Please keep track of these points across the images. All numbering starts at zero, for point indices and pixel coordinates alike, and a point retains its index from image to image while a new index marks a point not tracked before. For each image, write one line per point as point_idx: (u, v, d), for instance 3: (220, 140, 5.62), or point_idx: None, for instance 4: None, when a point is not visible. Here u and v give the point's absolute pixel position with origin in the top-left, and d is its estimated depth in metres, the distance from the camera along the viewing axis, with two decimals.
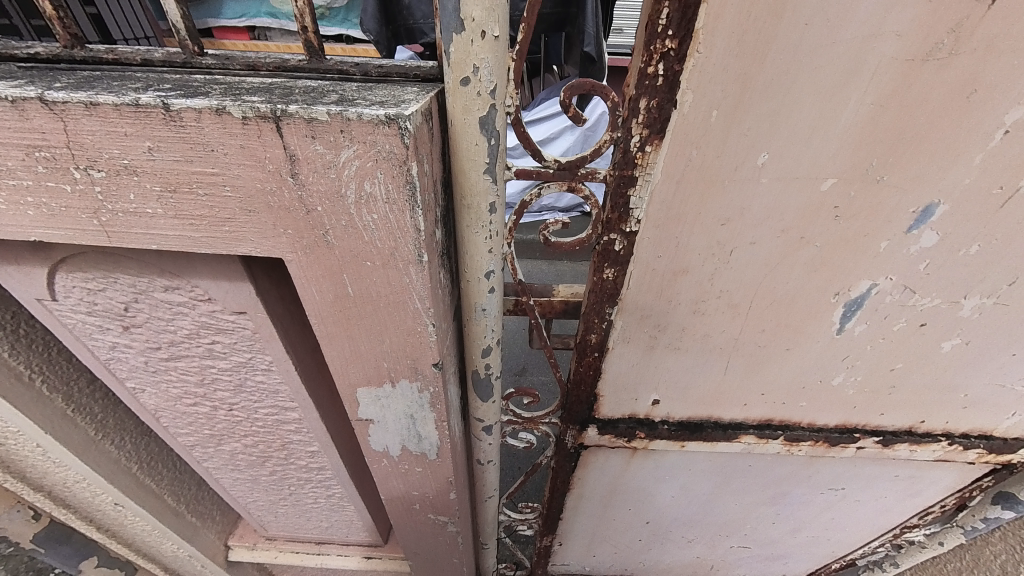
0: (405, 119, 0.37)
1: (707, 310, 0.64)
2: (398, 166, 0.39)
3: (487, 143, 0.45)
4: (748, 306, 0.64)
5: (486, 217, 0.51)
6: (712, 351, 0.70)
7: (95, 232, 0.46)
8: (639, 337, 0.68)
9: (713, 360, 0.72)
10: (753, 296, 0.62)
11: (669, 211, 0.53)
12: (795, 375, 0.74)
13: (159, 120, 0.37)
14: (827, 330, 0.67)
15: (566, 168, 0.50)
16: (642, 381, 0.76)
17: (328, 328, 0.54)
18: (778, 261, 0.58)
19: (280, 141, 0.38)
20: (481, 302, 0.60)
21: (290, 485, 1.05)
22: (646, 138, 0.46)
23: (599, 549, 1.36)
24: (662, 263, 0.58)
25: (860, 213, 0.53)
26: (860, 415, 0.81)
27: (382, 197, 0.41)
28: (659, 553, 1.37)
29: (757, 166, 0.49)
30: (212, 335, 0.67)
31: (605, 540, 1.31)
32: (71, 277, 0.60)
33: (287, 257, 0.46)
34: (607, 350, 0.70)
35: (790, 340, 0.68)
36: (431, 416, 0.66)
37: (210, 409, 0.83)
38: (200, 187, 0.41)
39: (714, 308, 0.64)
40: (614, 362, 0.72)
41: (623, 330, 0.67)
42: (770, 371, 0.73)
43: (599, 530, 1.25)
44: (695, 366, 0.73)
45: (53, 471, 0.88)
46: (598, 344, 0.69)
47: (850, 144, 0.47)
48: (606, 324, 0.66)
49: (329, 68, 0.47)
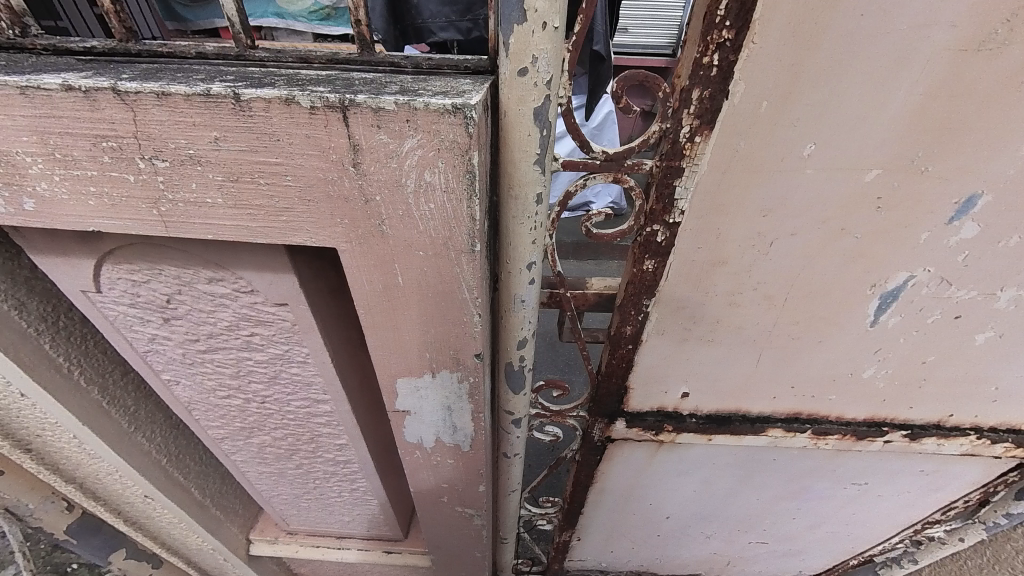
0: (471, 108, 0.37)
1: (743, 302, 0.64)
2: (460, 154, 0.40)
3: (540, 133, 0.46)
4: (784, 298, 0.64)
5: (532, 208, 0.52)
6: (745, 343, 0.71)
7: (153, 223, 0.47)
8: (673, 329, 0.69)
9: (745, 353, 0.72)
10: (789, 287, 0.63)
11: (712, 201, 0.53)
12: (825, 367, 0.74)
13: (228, 109, 0.38)
14: (861, 322, 0.67)
15: (613, 159, 0.50)
16: (672, 373, 0.76)
17: (374, 318, 0.55)
18: (816, 253, 0.58)
19: (344, 131, 0.39)
20: (521, 293, 0.61)
21: (315, 478, 1.06)
22: (696, 128, 0.47)
23: (616, 544, 1.36)
24: (700, 254, 0.59)
25: (901, 204, 0.53)
26: (888, 408, 0.81)
27: (441, 186, 0.42)
28: (676, 549, 1.37)
29: (802, 156, 0.50)
30: (251, 327, 0.68)
31: (624, 536, 1.31)
32: (117, 269, 0.61)
33: (341, 247, 0.47)
34: (640, 342, 0.71)
35: (822, 332, 0.69)
36: (468, 407, 0.67)
37: (242, 401, 0.83)
38: (262, 176, 0.42)
39: (749, 300, 0.64)
40: (646, 353, 0.73)
41: (657, 321, 0.67)
42: (803, 363, 0.74)
43: (618, 525, 1.26)
44: (727, 359, 0.73)
45: (87, 463, 0.89)
46: (632, 337, 0.70)
47: (896, 135, 0.48)
48: (642, 316, 0.66)
49: (380, 60, 0.48)
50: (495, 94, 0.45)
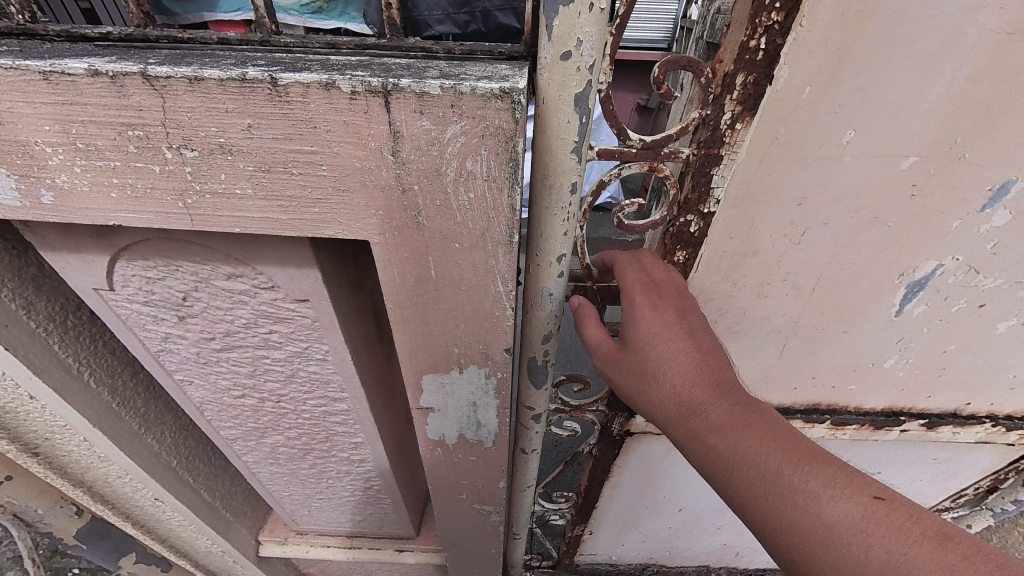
0: (519, 92, 0.36)
1: (771, 292, 0.64)
2: (504, 141, 0.38)
3: (579, 120, 0.45)
4: (813, 288, 0.64)
5: (567, 198, 0.51)
6: (771, 334, 0.70)
7: (178, 216, 0.45)
8: None
9: (769, 344, 0.72)
10: (818, 277, 0.62)
11: (749, 190, 0.53)
12: (848, 357, 0.74)
13: (263, 95, 0.37)
14: (886, 312, 0.67)
15: (650, 147, 0.48)
16: None
17: (404, 313, 0.53)
18: (848, 242, 0.58)
19: (385, 117, 0.37)
20: (549, 286, 0.60)
21: (328, 478, 1.05)
22: (738, 115, 0.46)
23: (627, 537, 1.36)
24: (732, 244, 0.58)
25: (936, 191, 0.53)
26: (907, 397, 0.81)
27: (482, 175, 0.40)
28: (687, 541, 1.38)
29: (842, 143, 0.49)
30: (270, 325, 0.66)
31: (635, 529, 1.31)
32: (132, 265, 0.59)
33: (374, 240, 0.46)
34: None
35: (848, 323, 0.69)
36: (493, 403, 0.66)
37: (257, 401, 0.82)
38: (295, 166, 0.40)
39: (778, 290, 0.64)
40: None
41: None
42: (827, 353, 0.73)
43: (631, 519, 1.26)
44: (752, 351, 0.73)
45: (96, 466, 0.87)
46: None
47: (935, 121, 0.47)
48: None
49: (411, 46, 0.46)
50: (533, 80, 0.44)
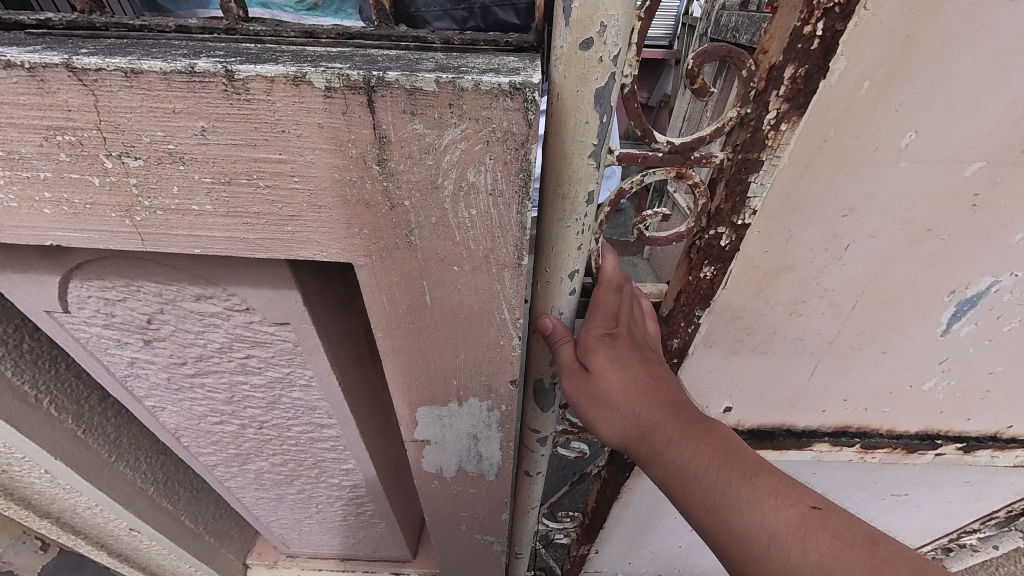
0: (534, 88, 0.29)
1: (805, 310, 0.58)
2: (515, 149, 0.32)
3: (599, 119, 0.38)
4: (852, 305, 0.57)
5: (582, 209, 0.44)
6: (801, 354, 0.64)
7: (126, 235, 0.38)
8: (723, 339, 0.61)
9: (799, 364, 0.65)
10: (858, 294, 0.56)
11: (789, 199, 0.46)
12: (884, 378, 0.68)
13: (218, 91, 0.30)
14: (931, 331, 0.61)
15: (679, 150, 0.41)
16: (719, 385, 0.69)
17: (395, 342, 0.46)
18: (894, 256, 0.52)
19: (369, 119, 0.30)
20: (559, 303, 0.53)
21: (318, 502, 0.98)
22: (783, 114, 0.40)
23: (635, 555, 1.30)
24: (767, 258, 0.51)
25: (999, 201, 0.47)
26: (944, 419, 0.75)
27: (486, 188, 0.34)
28: (697, 558, 1.32)
29: (900, 147, 0.43)
30: (247, 349, 0.60)
31: (643, 546, 1.24)
32: (86, 286, 0.52)
33: (359, 262, 0.39)
34: (687, 354, 0.63)
35: (887, 342, 0.62)
36: (497, 436, 0.59)
37: (237, 427, 0.75)
38: (261, 177, 0.34)
39: (813, 308, 0.57)
40: (692, 366, 0.65)
41: (708, 332, 0.60)
42: (861, 374, 0.67)
43: (639, 536, 1.19)
44: (779, 371, 0.66)
45: (62, 498, 0.80)
46: (678, 350, 0.62)
47: (1009, 122, 0.41)
48: (692, 327, 0.59)
49: (403, 35, 0.39)
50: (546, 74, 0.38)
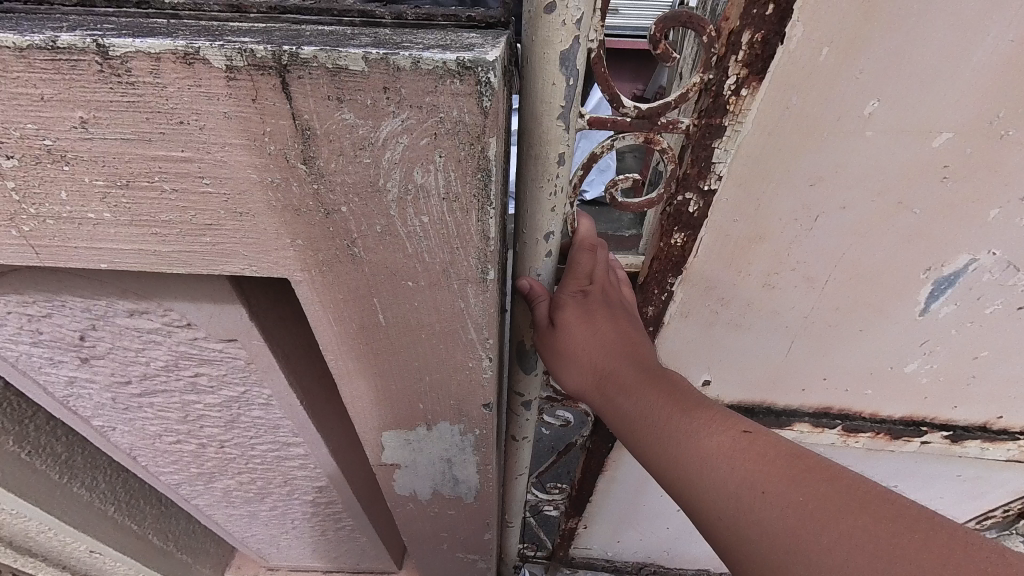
0: (488, 68, 0.23)
1: (779, 284, 0.56)
2: (469, 143, 0.26)
3: (566, 82, 0.34)
4: (827, 280, 0.55)
5: (553, 171, 0.40)
6: (778, 329, 0.61)
7: (17, 247, 0.32)
8: (699, 311, 0.60)
9: (776, 340, 0.62)
10: (833, 269, 0.54)
11: (757, 166, 0.46)
12: (865, 361, 0.65)
13: (92, 74, 0.24)
14: (910, 311, 0.58)
15: (646, 116, 0.41)
16: (697, 358, 0.66)
17: (350, 364, 0.41)
18: (867, 228, 0.50)
19: (286, 107, 0.25)
20: (537, 267, 0.48)
21: (294, 518, 0.93)
22: (744, 80, 0.40)
23: (624, 535, 1.26)
24: (738, 228, 0.50)
25: (972, 175, 0.46)
26: (930, 407, 0.71)
27: (437, 191, 0.28)
28: (687, 545, 1.29)
29: (864, 115, 0.42)
30: (195, 367, 0.54)
31: (633, 527, 1.21)
32: (4, 300, 0.46)
33: (296, 277, 0.33)
34: (663, 324, 0.62)
35: (865, 320, 0.59)
36: (473, 459, 0.54)
37: (197, 446, 0.69)
38: (165, 179, 0.28)
39: (788, 281, 0.55)
40: (668, 339, 0.63)
41: (682, 303, 0.59)
42: (841, 356, 0.64)
43: (627, 516, 1.16)
44: (755, 346, 0.64)
45: (11, 522, 0.74)
46: (654, 319, 0.61)
47: (974, 93, 0.41)
48: (666, 295, 0.58)
49: (348, 8, 0.33)
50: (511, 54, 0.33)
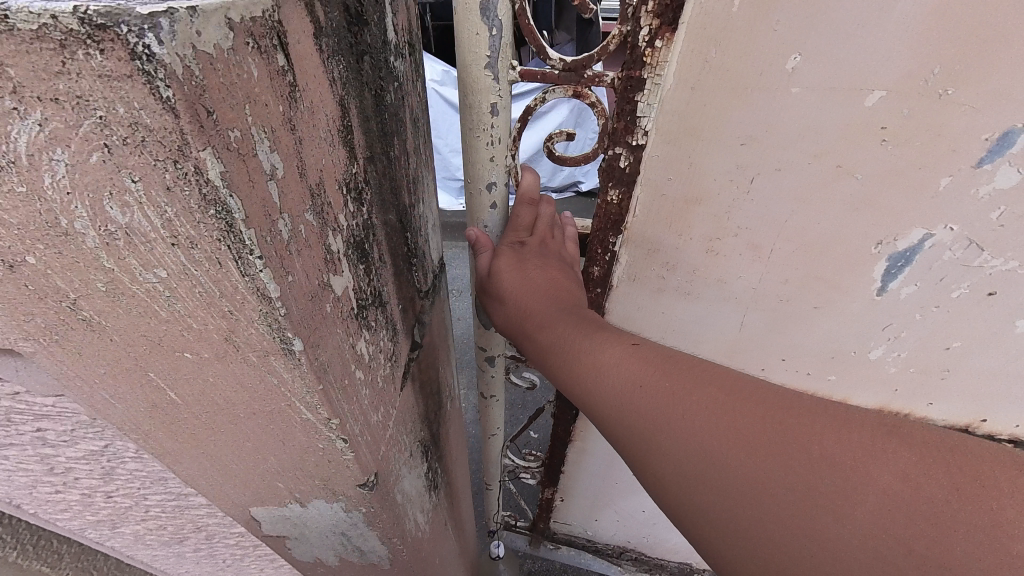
0: (142, 26, 0.17)
1: (722, 250, 0.61)
2: (164, 150, 0.20)
3: (489, 31, 0.45)
4: (772, 248, 0.59)
5: (488, 120, 0.51)
6: (726, 299, 0.67)
7: None
8: (646, 275, 0.67)
9: (728, 311, 0.68)
10: (777, 237, 0.58)
11: (684, 123, 0.51)
12: (827, 339, 0.68)
13: None
14: (866, 290, 0.60)
15: (572, 69, 0.48)
16: (649, 324, 0.73)
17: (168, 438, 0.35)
18: (810, 190, 0.53)
19: None
20: (483, 218, 0.60)
21: (225, 559, 0.84)
22: (656, 29, 0.45)
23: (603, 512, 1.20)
24: (671, 187, 0.57)
25: (914, 138, 0.47)
26: (902, 400, 0.71)
27: (156, 214, 0.22)
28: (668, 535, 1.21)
29: (787, 71, 0.45)
30: (34, 421, 0.44)
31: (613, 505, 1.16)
32: None
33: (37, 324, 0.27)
34: (610, 286, 0.70)
35: (823, 296, 0.63)
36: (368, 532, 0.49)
37: (82, 495, 0.60)
38: None
39: (731, 248, 0.61)
40: (618, 300, 0.72)
41: (629, 264, 0.67)
42: (805, 332, 0.68)
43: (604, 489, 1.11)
44: (706, 316, 0.70)
45: None
46: (600, 278, 0.69)
47: (901, 48, 0.42)
48: (610, 255, 0.66)
49: None
50: (344, 45, 0.29)
